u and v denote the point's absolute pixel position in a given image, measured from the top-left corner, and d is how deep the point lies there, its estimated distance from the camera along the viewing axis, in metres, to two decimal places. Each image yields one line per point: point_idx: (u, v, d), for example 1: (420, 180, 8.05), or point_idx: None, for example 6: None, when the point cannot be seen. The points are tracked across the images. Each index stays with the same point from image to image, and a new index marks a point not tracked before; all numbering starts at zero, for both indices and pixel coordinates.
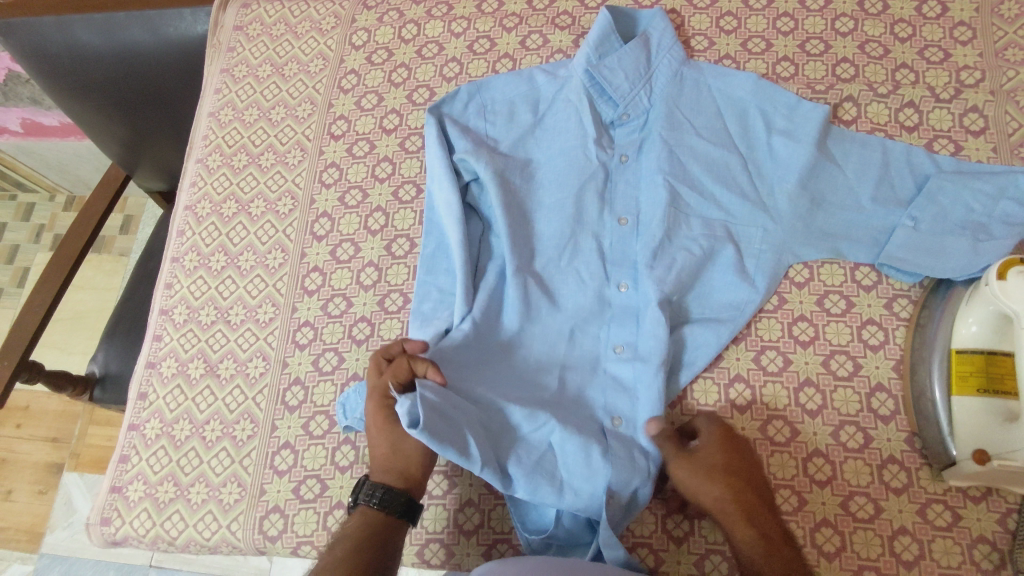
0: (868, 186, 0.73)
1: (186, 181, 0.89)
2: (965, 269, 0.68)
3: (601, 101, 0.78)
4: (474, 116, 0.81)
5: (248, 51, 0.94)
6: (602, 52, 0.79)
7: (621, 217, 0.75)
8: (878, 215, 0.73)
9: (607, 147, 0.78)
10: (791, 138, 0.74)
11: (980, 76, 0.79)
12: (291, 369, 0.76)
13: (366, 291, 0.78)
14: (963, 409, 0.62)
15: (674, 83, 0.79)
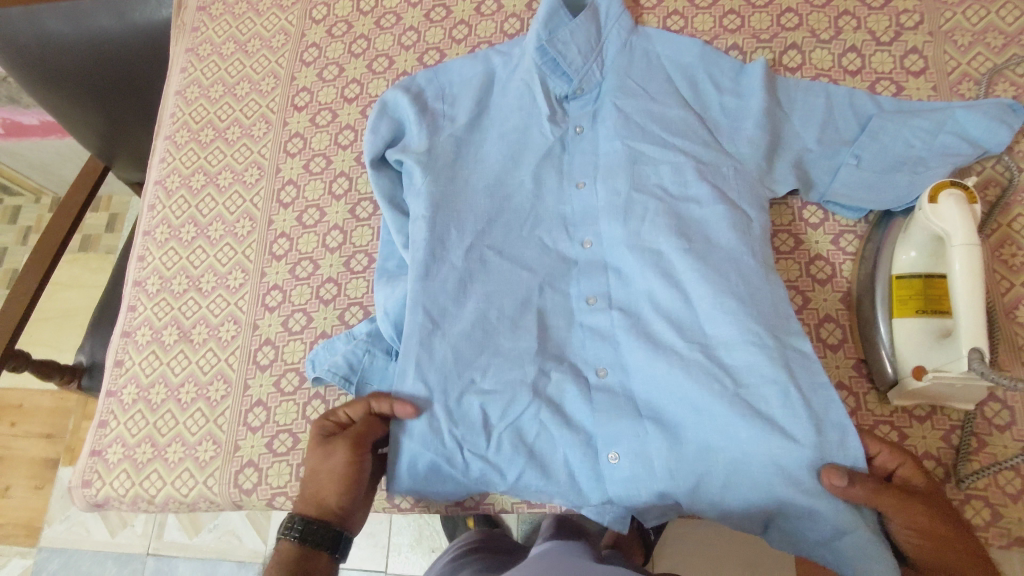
0: (813, 128, 0.75)
1: (156, 159, 0.91)
2: (902, 198, 0.71)
3: (554, 76, 0.80)
4: (432, 98, 0.82)
5: (212, 30, 0.96)
6: (552, 27, 0.79)
7: (579, 181, 0.77)
8: (823, 155, 0.75)
9: (562, 119, 0.79)
10: (740, 95, 0.76)
11: (919, 18, 0.81)
12: (261, 331, 0.78)
13: (332, 253, 0.81)
14: (902, 332, 0.65)
15: (623, 54, 0.80)
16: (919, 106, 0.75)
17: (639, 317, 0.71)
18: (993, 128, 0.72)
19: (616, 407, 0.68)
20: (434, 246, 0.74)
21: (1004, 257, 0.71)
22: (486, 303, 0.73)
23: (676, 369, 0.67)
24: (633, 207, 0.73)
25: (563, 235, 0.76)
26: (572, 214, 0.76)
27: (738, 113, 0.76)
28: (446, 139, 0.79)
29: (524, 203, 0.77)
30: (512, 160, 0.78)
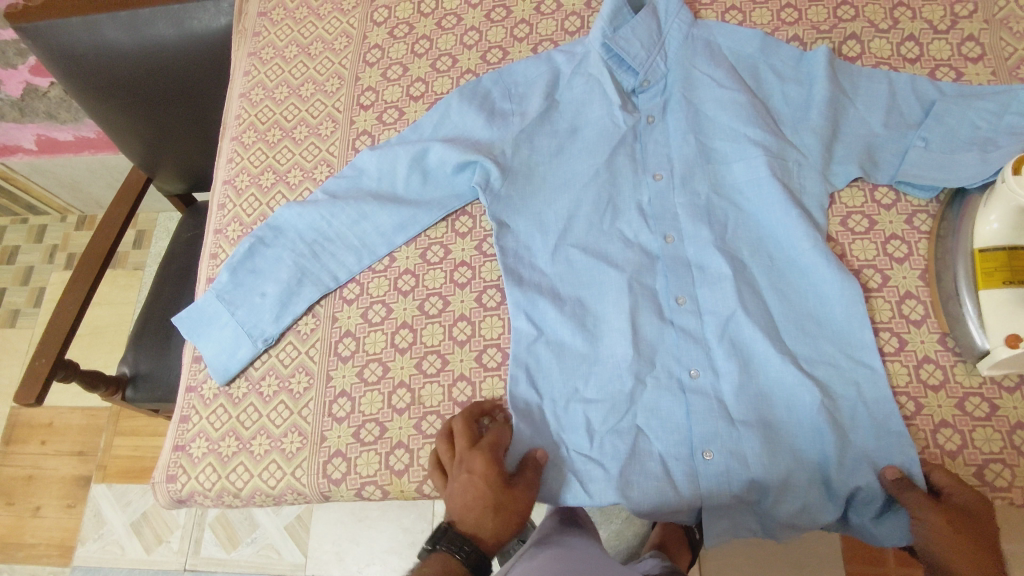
0: (879, 114, 0.77)
1: (222, 159, 0.92)
2: (978, 175, 0.71)
3: (621, 71, 0.81)
4: (499, 99, 0.83)
5: (273, 34, 0.97)
6: (616, 24, 0.80)
7: (656, 173, 0.79)
8: (890, 138, 0.77)
9: (632, 110, 0.81)
10: (804, 84, 0.79)
11: (973, 8, 0.84)
12: (341, 323, 0.79)
13: (409, 246, 0.82)
14: (990, 302, 0.66)
15: (685, 47, 0.82)
16: (982, 90, 0.77)
17: (731, 320, 0.72)
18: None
19: (713, 409, 0.70)
20: (521, 254, 0.77)
21: None
22: (573, 306, 0.75)
23: (767, 373, 0.70)
24: (713, 214, 0.76)
25: (644, 226, 0.77)
26: (650, 206, 0.78)
27: (801, 100, 0.78)
28: (517, 138, 0.80)
29: (604, 197, 0.78)
30: (586, 169, 0.79)
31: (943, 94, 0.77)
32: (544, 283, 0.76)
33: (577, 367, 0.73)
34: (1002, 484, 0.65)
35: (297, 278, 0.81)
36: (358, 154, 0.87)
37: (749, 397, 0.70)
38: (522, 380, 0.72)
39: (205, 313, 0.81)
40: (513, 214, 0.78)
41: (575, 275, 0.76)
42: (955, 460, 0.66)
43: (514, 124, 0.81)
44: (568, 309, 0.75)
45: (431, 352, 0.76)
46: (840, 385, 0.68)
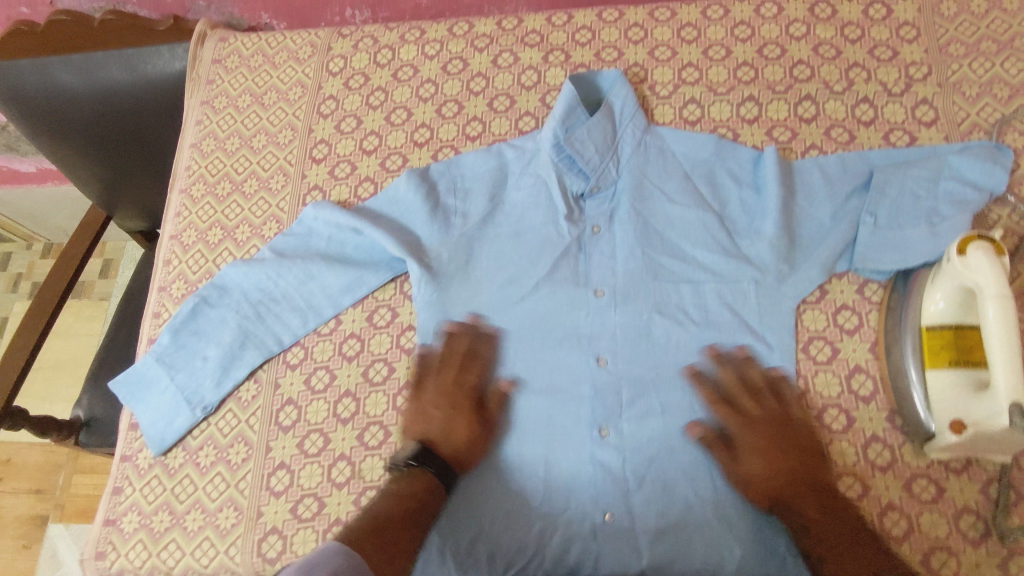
0: (827, 200, 0.78)
1: (170, 212, 0.89)
2: (933, 252, 0.71)
3: (570, 174, 0.81)
4: (445, 193, 0.83)
5: (227, 82, 0.94)
6: (569, 124, 0.81)
7: (598, 289, 0.77)
8: (842, 219, 0.77)
9: (578, 218, 0.81)
10: (757, 192, 0.79)
11: (928, 70, 0.83)
12: (283, 390, 0.77)
13: (355, 308, 0.80)
14: (938, 382, 0.65)
15: (638, 153, 0.82)
16: (910, 155, 0.78)
17: (654, 462, 0.71)
18: (989, 169, 0.74)
19: (624, 550, 0.70)
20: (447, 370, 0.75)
21: None
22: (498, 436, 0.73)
23: (684, 514, 0.69)
24: (653, 336, 0.75)
25: (578, 346, 0.76)
26: (588, 326, 0.76)
27: (758, 209, 0.78)
28: (459, 240, 0.80)
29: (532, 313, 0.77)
30: (516, 280, 0.78)
31: (890, 166, 0.77)
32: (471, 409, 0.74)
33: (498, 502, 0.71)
34: (946, 571, 0.64)
35: (240, 341, 0.78)
36: (306, 209, 0.84)
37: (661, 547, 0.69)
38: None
39: (145, 378, 0.78)
40: (443, 327, 0.77)
41: (503, 406, 0.73)
42: (901, 546, 0.65)
43: (456, 224, 0.81)
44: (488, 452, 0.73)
45: (374, 424, 0.74)
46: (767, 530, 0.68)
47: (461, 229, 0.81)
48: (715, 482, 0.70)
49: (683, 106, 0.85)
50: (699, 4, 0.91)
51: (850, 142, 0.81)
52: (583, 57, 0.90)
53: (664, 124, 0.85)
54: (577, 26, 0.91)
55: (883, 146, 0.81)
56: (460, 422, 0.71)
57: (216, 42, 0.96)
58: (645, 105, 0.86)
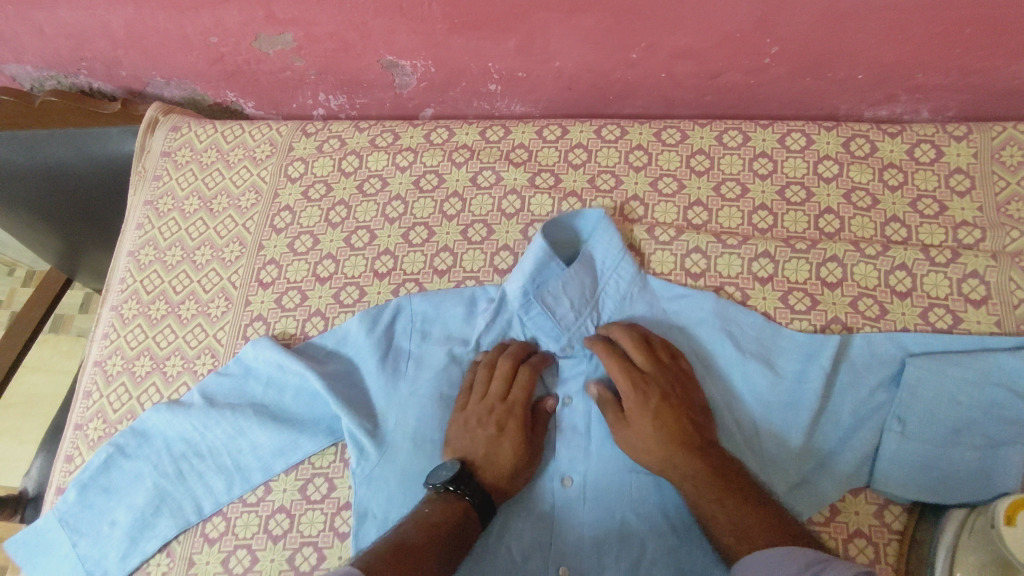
0: (842, 393, 0.65)
1: (99, 331, 0.79)
2: (969, 482, 0.61)
3: (540, 333, 0.71)
4: (394, 343, 0.72)
5: (175, 179, 0.85)
6: (540, 277, 0.71)
7: (565, 476, 0.67)
8: (862, 422, 0.64)
9: (546, 385, 0.70)
10: (766, 368, 0.66)
11: (980, 235, 0.71)
12: (198, 569, 0.67)
13: (287, 475, 0.70)
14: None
15: (624, 309, 0.71)
16: (950, 345, 0.66)
17: None
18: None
19: None
20: None
21: None
22: None
23: None
24: (627, 540, 0.64)
25: (537, 547, 0.64)
26: (551, 518, 0.66)
27: (766, 397, 0.66)
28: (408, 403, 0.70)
29: (492, 527, 0.66)
30: None
31: (926, 356, 0.65)
32: None
33: None
34: None
35: (154, 505, 0.69)
36: (246, 345, 0.74)
37: None
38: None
39: (44, 540, 0.69)
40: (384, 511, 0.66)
41: None
42: None
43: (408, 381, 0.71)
44: None
45: None
46: None
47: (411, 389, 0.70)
48: None
49: (686, 254, 0.73)
50: (714, 128, 0.78)
51: (880, 317, 0.69)
52: (575, 182, 0.78)
53: (663, 274, 0.73)
54: (571, 144, 0.80)
55: (919, 327, 0.68)
56: (507, 442, 0.65)
57: (167, 132, 0.86)
58: (637, 249, 0.74)
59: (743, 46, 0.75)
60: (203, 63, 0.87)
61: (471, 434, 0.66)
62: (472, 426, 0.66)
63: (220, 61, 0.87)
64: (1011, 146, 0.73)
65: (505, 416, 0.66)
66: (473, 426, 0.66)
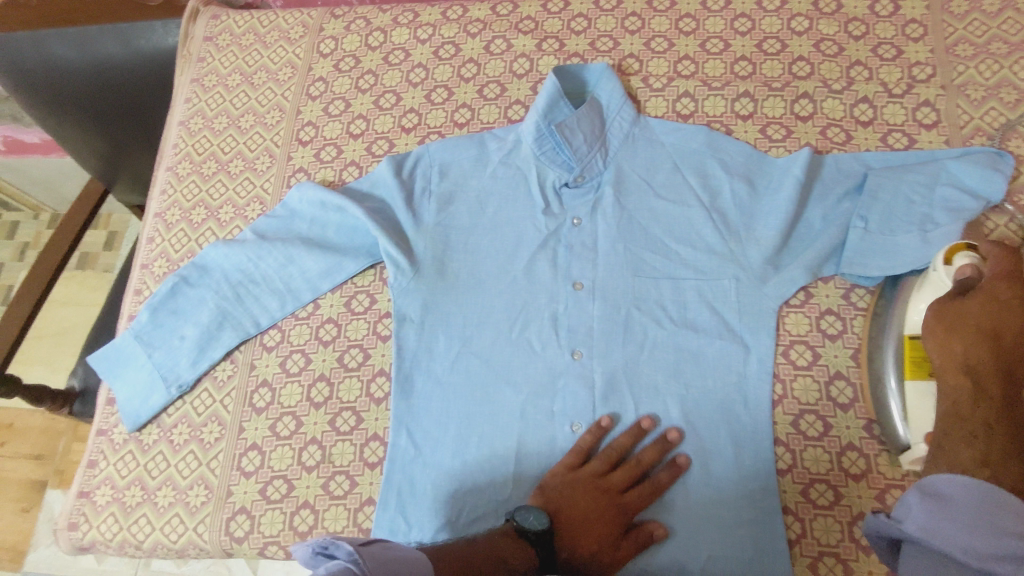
0: (814, 200, 0.75)
1: (156, 190, 0.89)
2: (919, 269, 0.70)
3: (552, 165, 0.80)
4: (423, 182, 0.82)
5: (217, 60, 0.95)
6: (552, 117, 0.80)
7: (577, 282, 0.76)
8: (833, 224, 0.74)
9: (557, 211, 0.79)
10: (748, 185, 0.76)
11: (932, 71, 0.81)
12: (258, 371, 0.77)
13: (333, 293, 0.80)
14: (916, 394, 0.65)
15: (626, 145, 0.81)
16: (907, 159, 0.76)
17: (625, 458, 0.70)
18: (989, 176, 0.72)
19: None
20: (420, 356, 0.75)
21: None
22: (468, 427, 0.72)
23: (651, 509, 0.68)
24: (630, 330, 0.74)
25: (554, 338, 0.74)
26: (565, 317, 0.75)
27: (750, 208, 0.76)
28: (437, 230, 0.79)
29: (514, 326, 0.75)
30: (496, 269, 0.77)
31: (887, 168, 0.75)
32: (445, 399, 0.73)
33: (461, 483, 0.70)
34: None
35: (218, 322, 0.78)
36: (291, 190, 0.83)
37: None
38: (392, 507, 0.69)
39: (122, 353, 0.78)
40: (420, 315, 0.76)
41: (474, 395, 0.73)
42: (868, 557, 0.65)
43: (437, 211, 0.80)
44: (460, 439, 0.71)
45: (346, 409, 0.74)
46: (737, 533, 0.66)
47: (439, 218, 0.80)
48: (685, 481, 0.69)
49: (676, 99, 0.84)
50: None
51: (846, 141, 0.79)
52: (577, 46, 0.88)
53: (657, 116, 0.83)
54: (573, 15, 0.90)
55: (880, 147, 0.78)
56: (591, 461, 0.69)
57: (209, 19, 0.97)
58: (636, 98, 0.84)
59: None
60: None
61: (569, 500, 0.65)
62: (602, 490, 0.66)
63: None
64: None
65: (608, 507, 0.66)
66: (581, 495, 0.66)
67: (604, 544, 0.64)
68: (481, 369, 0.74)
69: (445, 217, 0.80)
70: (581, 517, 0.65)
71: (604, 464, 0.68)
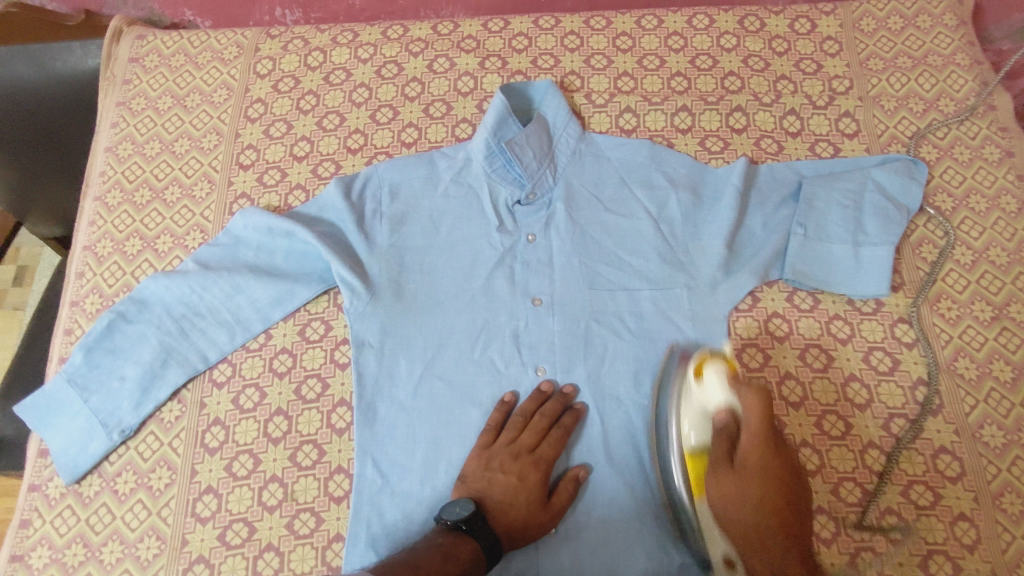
0: (753, 209, 0.79)
1: (83, 222, 0.84)
2: (849, 279, 0.76)
3: (503, 183, 0.80)
4: (373, 204, 0.80)
5: (145, 82, 0.90)
6: (501, 135, 0.81)
7: (535, 297, 0.76)
8: (774, 230, 0.78)
9: (511, 228, 0.79)
10: (693, 195, 0.79)
11: (850, 84, 0.87)
12: (209, 410, 0.74)
13: (286, 322, 0.77)
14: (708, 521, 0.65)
15: (574, 161, 0.82)
16: (835, 167, 0.81)
17: (593, 470, 0.71)
18: (907, 186, 0.79)
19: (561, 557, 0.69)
20: (382, 382, 0.73)
21: (941, 311, 0.75)
22: (435, 450, 0.71)
23: (621, 519, 0.70)
24: (591, 344, 0.75)
25: (516, 356, 0.75)
26: (526, 334, 0.75)
27: (696, 218, 0.78)
28: (391, 252, 0.78)
29: (475, 345, 0.75)
30: (452, 290, 0.77)
31: (820, 176, 0.80)
32: (410, 425, 0.72)
33: (432, 508, 0.69)
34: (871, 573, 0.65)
35: (161, 359, 0.74)
36: (234, 217, 0.80)
37: (593, 553, 0.69)
38: (362, 540, 0.67)
39: (55, 400, 0.73)
40: (378, 340, 0.74)
41: (440, 417, 0.72)
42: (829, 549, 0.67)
43: (389, 233, 0.79)
44: (428, 465, 0.70)
45: (307, 443, 0.72)
46: None
47: (392, 240, 0.79)
48: (652, 489, 0.70)
49: (619, 115, 0.86)
50: (633, 15, 0.92)
51: (778, 152, 0.84)
52: (520, 64, 0.89)
53: (601, 132, 0.85)
54: (514, 33, 0.91)
55: (809, 156, 0.83)
56: (521, 427, 0.70)
57: (133, 40, 0.93)
58: (581, 115, 0.86)
59: None
60: None
61: (490, 475, 0.68)
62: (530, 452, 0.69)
63: None
64: (867, 17, 0.91)
65: (529, 466, 0.68)
66: (502, 466, 0.68)
67: (535, 505, 0.67)
68: (446, 392, 0.73)
69: (399, 239, 0.79)
70: (506, 490, 0.67)
71: (532, 440, 0.69)
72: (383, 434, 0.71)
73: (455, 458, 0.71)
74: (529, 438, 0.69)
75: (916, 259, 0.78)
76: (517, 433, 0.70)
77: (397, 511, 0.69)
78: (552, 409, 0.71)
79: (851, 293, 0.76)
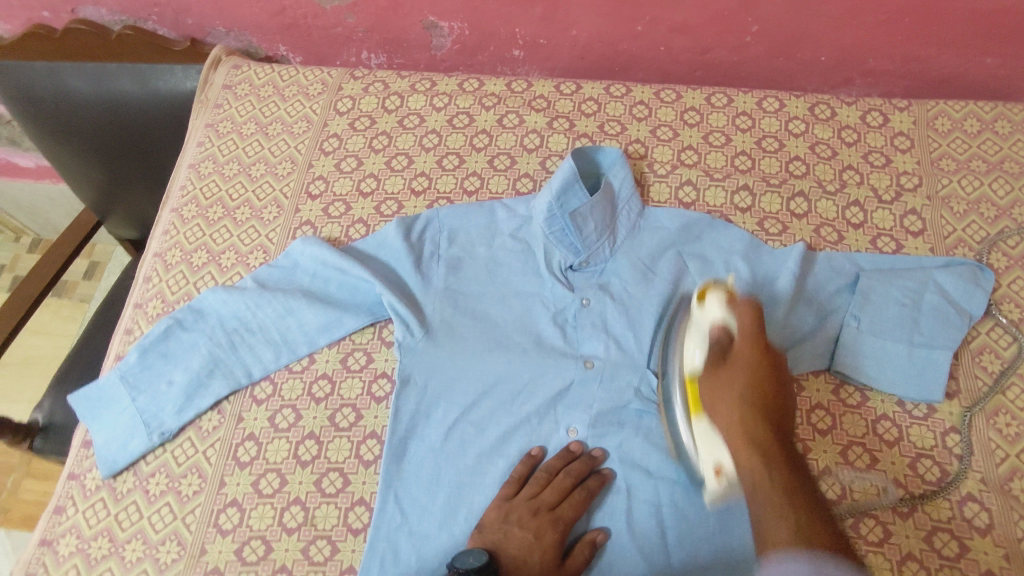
0: (807, 295, 0.78)
1: (158, 230, 0.90)
2: (902, 380, 0.73)
3: (559, 243, 0.82)
4: (430, 245, 0.83)
5: (234, 108, 0.97)
6: (565, 200, 0.82)
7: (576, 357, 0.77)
8: (825, 320, 0.77)
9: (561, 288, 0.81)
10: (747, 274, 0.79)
11: (918, 181, 0.86)
12: (246, 424, 0.76)
13: (330, 348, 0.79)
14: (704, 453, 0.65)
15: (632, 232, 0.83)
16: (896, 263, 0.80)
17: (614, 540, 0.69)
18: (971, 292, 0.77)
19: None
20: (415, 421, 0.74)
21: (998, 425, 0.72)
22: (457, 495, 0.71)
23: None
24: (626, 410, 0.74)
25: (551, 413, 0.75)
26: (562, 392, 0.76)
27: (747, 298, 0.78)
28: (441, 294, 0.80)
29: (510, 395, 0.75)
30: (496, 338, 0.78)
31: (879, 271, 0.79)
32: (436, 466, 0.72)
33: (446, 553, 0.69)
34: None
35: (208, 369, 0.77)
36: (294, 242, 0.83)
37: None
38: None
39: (106, 395, 0.77)
40: (417, 380, 0.76)
41: (466, 463, 0.72)
42: None
43: (442, 277, 0.81)
44: (448, 510, 0.70)
45: (333, 470, 0.73)
46: None
47: (444, 283, 0.80)
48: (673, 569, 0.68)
49: (679, 186, 0.87)
50: (704, 92, 0.94)
51: (838, 241, 0.83)
52: (586, 127, 0.92)
53: (659, 201, 0.86)
54: (584, 97, 0.94)
55: (869, 249, 0.82)
56: (544, 483, 0.70)
57: (230, 69, 1.00)
58: (642, 182, 0.88)
59: (728, 25, 0.91)
60: (265, 15, 1.00)
61: (507, 529, 0.67)
62: (551, 510, 0.68)
63: (280, 14, 0.99)
64: (942, 117, 0.90)
65: (547, 525, 0.67)
66: (520, 521, 0.67)
67: (549, 565, 0.65)
68: (476, 439, 0.73)
69: (451, 283, 0.81)
70: (522, 546, 0.66)
71: (555, 498, 0.68)
72: (408, 473, 0.72)
73: (474, 507, 0.71)
74: (551, 495, 0.68)
75: (975, 367, 0.75)
76: (539, 489, 0.69)
77: (411, 552, 0.69)
78: (578, 468, 0.70)
79: (903, 394, 0.73)
